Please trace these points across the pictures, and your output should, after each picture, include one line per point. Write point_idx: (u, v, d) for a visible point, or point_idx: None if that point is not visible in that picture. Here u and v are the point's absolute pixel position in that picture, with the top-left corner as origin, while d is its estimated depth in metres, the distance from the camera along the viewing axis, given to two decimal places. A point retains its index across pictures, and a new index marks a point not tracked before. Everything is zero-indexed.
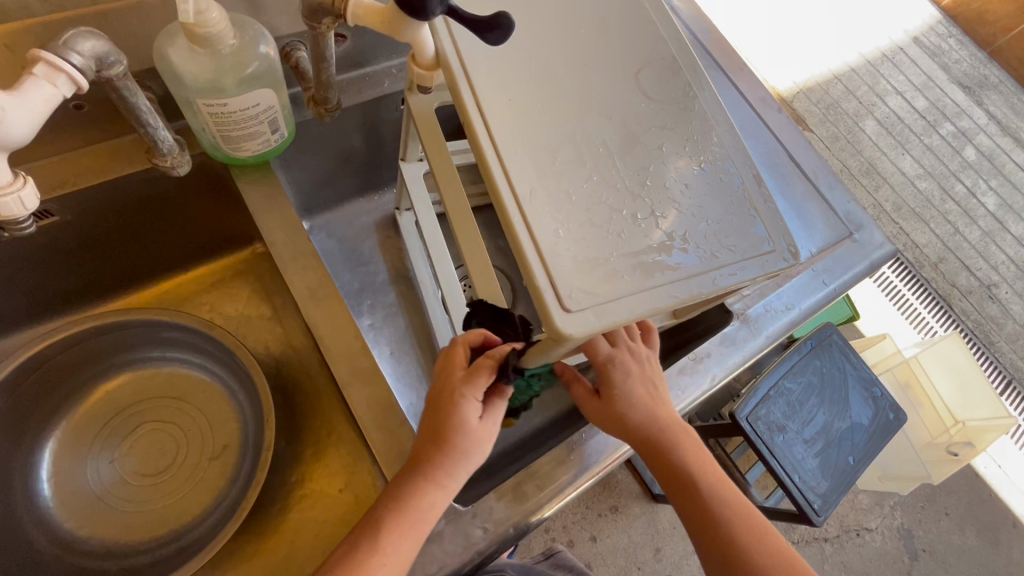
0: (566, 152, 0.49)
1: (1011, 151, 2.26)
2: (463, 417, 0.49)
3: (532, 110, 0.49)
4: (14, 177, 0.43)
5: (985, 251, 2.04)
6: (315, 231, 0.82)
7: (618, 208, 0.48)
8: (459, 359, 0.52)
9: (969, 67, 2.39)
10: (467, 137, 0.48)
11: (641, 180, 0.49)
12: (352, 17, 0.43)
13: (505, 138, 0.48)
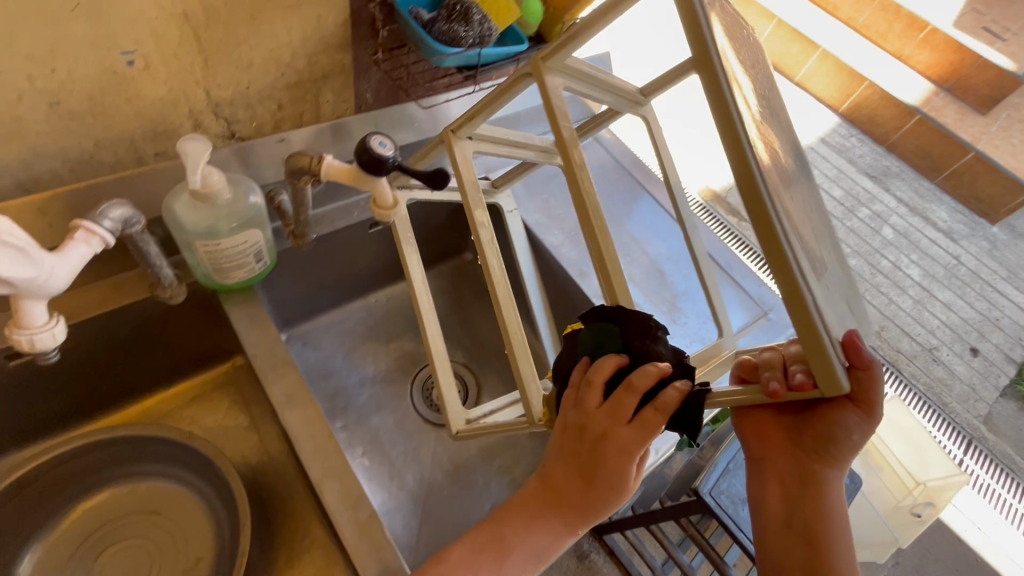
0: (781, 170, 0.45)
1: (923, 228, 2.53)
2: (624, 483, 0.49)
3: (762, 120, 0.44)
4: (49, 318, 0.51)
5: (919, 318, 2.22)
6: (292, 341, 0.90)
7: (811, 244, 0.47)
8: (630, 410, 0.46)
9: (872, 160, 2.76)
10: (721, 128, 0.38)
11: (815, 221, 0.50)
12: (325, 174, 0.54)
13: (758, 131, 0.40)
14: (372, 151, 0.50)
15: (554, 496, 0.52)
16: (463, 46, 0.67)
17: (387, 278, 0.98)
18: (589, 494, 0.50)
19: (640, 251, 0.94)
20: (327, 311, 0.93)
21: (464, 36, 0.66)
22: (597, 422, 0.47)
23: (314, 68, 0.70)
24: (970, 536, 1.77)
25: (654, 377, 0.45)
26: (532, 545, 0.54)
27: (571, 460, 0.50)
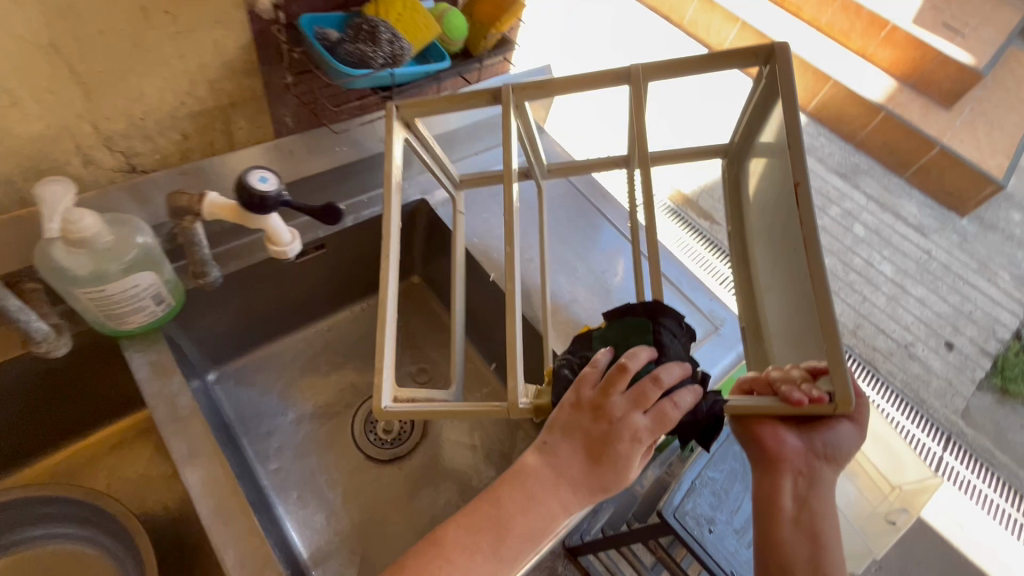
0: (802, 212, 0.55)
1: (895, 224, 2.50)
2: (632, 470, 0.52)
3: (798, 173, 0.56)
4: None
5: (894, 314, 2.18)
6: (224, 379, 0.86)
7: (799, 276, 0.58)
8: (653, 399, 0.52)
9: (841, 158, 2.75)
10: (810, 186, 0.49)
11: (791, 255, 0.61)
12: (208, 211, 0.55)
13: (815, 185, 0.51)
14: (253, 190, 0.52)
15: (563, 475, 0.53)
16: (375, 66, 0.63)
17: (325, 307, 0.93)
18: (596, 473, 0.52)
19: (586, 269, 0.91)
20: (262, 345, 0.89)
21: (375, 56, 0.63)
22: (619, 404, 0.52)
23: (218, 97, 0.66)
24: (958, 538, 1.65)
25: (677, 375, 0.53)
26: (530, 529, 0.53)
27: (582, 437, 0.53)
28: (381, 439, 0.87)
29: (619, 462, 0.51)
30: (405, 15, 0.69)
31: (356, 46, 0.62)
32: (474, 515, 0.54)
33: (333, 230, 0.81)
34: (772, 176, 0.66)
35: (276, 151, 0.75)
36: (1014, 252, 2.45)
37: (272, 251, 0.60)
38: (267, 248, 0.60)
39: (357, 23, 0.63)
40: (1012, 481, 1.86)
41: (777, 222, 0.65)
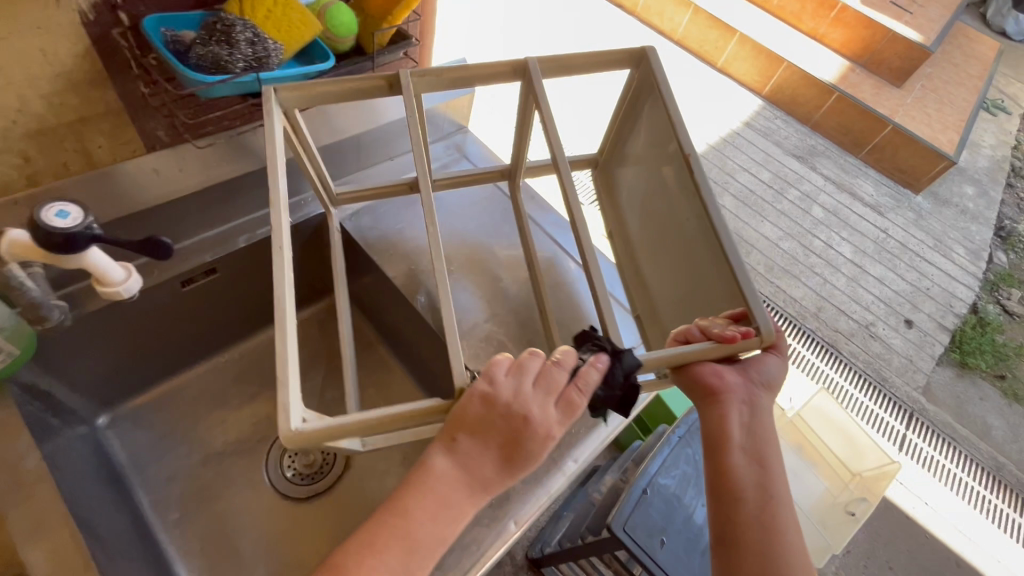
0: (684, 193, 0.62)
1: (851, 205, 2.43)
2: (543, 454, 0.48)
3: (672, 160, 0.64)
4: None
5: (855, 294, 2.08)
6: (116, 423, 0.78)
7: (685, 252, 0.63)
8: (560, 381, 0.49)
9: (798, 141, 2.67)
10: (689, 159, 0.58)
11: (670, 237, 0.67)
12: (12, 251, 0.53)
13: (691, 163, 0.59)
14: (50, 229, 0.49)
15: (470, 470, 0.48)
16: (234, 70, 0.56)
17: (231, 335, 0.85)
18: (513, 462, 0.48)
19: (511, 280, 0.85)
20: (160, 381, 0.81)
21: (232, 60, 0.55)
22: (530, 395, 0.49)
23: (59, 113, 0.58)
24: (919, 514, 1.61)
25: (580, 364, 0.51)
26: (435, 530, 0.48)
27: (496, 433, 0.47)
28: (300, 476, 0.80)
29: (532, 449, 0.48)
30: (277, 13, 0.62)
31: (210, 49, 0.55)
32: (378, 531, 0.47)
33: (222, 252, 0.72)
34: (648, 175, 0.72)
35: (138, 169, 0.65)
36: (967, 226, 2.46)
37: (103, 293, 0.60)
38: (95, 288, 0.60)
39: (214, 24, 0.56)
40: (976, 455, 1.75)
41: (654, 215, 0.71)
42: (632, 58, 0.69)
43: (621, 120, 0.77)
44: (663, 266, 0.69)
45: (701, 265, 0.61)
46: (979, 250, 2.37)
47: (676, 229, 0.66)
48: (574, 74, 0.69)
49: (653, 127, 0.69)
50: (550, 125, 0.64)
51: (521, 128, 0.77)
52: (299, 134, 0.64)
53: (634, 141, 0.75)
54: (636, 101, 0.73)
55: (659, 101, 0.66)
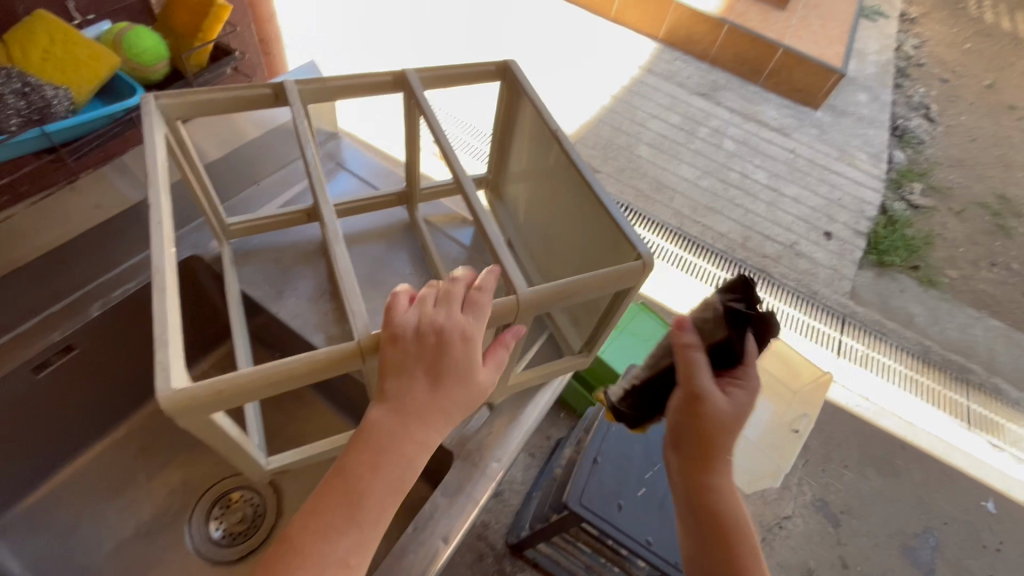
0: (565, 183, 0.67)
1: (759, 132, 2.47)
2: (471, 366, 0.48)
3: (551, 159, 0.69)
4: None
5: (775, 218, 2.12)
6: (4, 534, 0.69)
7: (580, 232, 0.67)
8: (479, 335, 0.48)
9: (699, 78, 2.67)
10: (566, 150, 0.64)
11: (563, 227, 0.70)
12: None
13: (570, 153, 0.64)
14: None
15: (400, 414, 0.47)
16: (9, 128, 0.55)
17: (120, 408, 0.78)
18: (452, 401, 0.48)
19: (410, 286, 0.79)
20: (47, 476, 0.73)
21: (3, 119, 0.55)
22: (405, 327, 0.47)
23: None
24: (865, 410, 1.62)
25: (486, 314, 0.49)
26: (388, 477, 0.47)
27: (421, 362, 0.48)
28: (231, 536, 0.75)
29: (458, 383, 0.48)
30: (57, 53, 0.61)
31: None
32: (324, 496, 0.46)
33: (73, 326, 0.65)
34: (534, 182, 0.75)
35: None
36: (865, 132, 2.57)
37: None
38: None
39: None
40: (903, 344, 1.82)
41: (545, 207, 0.74)
42: (499, 71, 0.71)
43: (500, 138, 0.80)
44: (563, 262, 0.72)
45: (594, 239, 0.64)
46: (879, 153, 2.48)
47: (568, 221, 0.69)
48: (451, 86, 0.70)
49: (530, 136, 0.73)
50: (439, 128, 0.64)
51: (411, 145, 0.76)
52: (185, 148, 0.61)
53: (514, 161, 0.80)
54: (510, 115, 0.76)
55: (530, 106, 0.70)
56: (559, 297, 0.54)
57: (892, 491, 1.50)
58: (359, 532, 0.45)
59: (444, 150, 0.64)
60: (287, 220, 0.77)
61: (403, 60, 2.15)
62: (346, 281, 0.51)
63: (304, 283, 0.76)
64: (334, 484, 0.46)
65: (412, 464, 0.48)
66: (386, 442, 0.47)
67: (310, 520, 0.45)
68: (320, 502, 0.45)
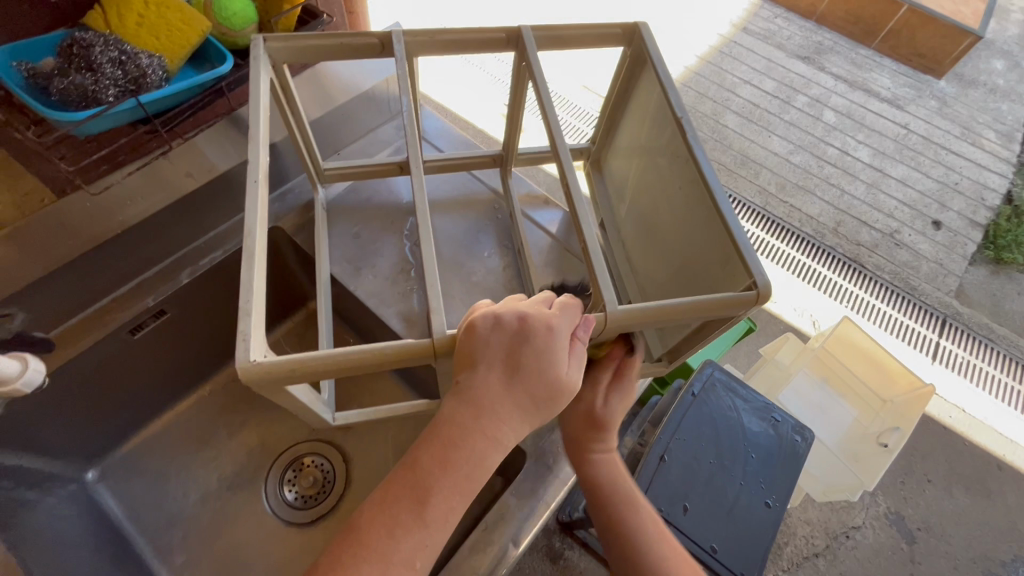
0: (676, 169, 0.60)
1: (867, 102, 2.19)
2: (555, 366, 0.46)
3: (666, 143, 0.61)
4: None
5: (876, 202, 1.90)
6: (106, 475, 0.75)
7: (682, 224, 0.60)
8: (564, 329, 0.47)
9: (802, 39, 2.37)
10: (685, 133, 0.57)
11: (665, 217, 0.63)
12: None
13: (690, 135, 0.57)
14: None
15: (478, 415, 0.45)
16: (106, 98, 0.55)
17: (204, 368, 0.81)
18: (531, 393, 0.46)
19: (487, 269, 0.75)
20: (141, 427, 0.78)
21: (101, 88, 0.55)
22: (485, 318, 0.46)
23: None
24: (958, 423, 1.46)
25: (575, 311, 0.48)
26: (460, 485, 0.44)
27: (501, 357, 0.46)
28: (302, 499, 0.78)
29: (538, 375, 0.46)
30: (151, 19, 0.60)
31: (75, 81, 0.54)
32: (390, 490, 0.44)
33: (168, 292, 0.67)
34: (643, 161, 0.68)
35: None
36: (997, 106, 2.23)
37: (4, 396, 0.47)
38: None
39: (75, 53, 0.56)
40: (1013, 353, 1.62)
41: (648, 192, 0.67)
42: (624, 34, 0.64)
43: (610, 109, 0.73)
44: (659, 253, 0.65)
45: (698, 238, 0.57)
46: (1012, 132, 2.15)
47: (671, 210, 0.62)
48: (563, 48, 0.64)
49: (647, 110, 0.65)
50: (544, 92, 0.58)
51: (512, 109, 0.71)
52: (288, 92, 0.59)
53: (622, 135, 0.73)
54: (627, 86, 0.68)
55: (654, 78, 0.62)
56: (655, 316, 0.49)
57: (980, 512, 1.36)
58: (425, 531, 0.43)
59: (546, 117, 0.58)
60: (382, 170, 0.75)
61: (481, 15, 2.04)
62: (428, 266, 0.48)
63: (378, 260, 0.74)
64: (402, 478, 0.45)
65: (484, 469, 0.45)
66: (462, 444, 0.45)
67: (377, 508, 0.44)
68: (391, 504, 0.44)
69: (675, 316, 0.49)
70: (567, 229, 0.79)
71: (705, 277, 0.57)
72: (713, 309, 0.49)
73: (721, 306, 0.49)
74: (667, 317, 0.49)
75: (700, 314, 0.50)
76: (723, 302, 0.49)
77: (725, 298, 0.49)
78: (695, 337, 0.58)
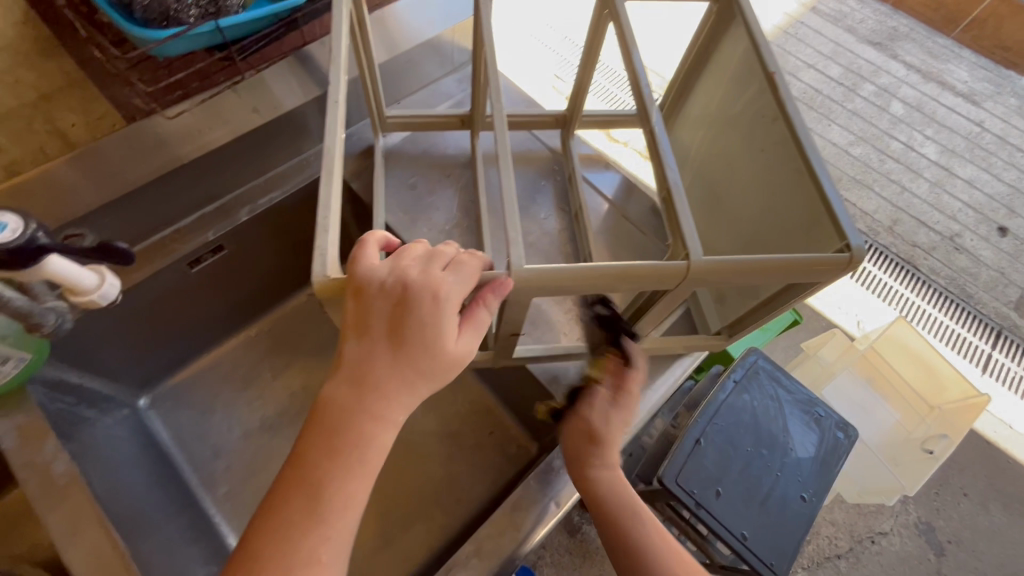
0: (758, 134, 0.57)
1: (940, 95, 2.04)
2: (438, 338, 0.39)
3: (750, 111, 0.58)
4: None
5: (938, 202, 1.80)
6: (157, 403, 0.77)
7: (760, 193, 0.57)
8: (451, 295, 0.39)
9: (875, 23, 2.20)
10: (775, 94, 0.54)
11: (738, 187, 0.60)
12: None
13: (783, 96, 0.53)
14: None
15: (361, 398, 0.39)
16: (187, 20, 0.53)
17: (255, 308, 0.82)
18: (418, 369, 0.39)
19: (542, 232, 0.74)
20: (190, 361, 0.80)
21: (182, 8, 0.53)
22: (371, 275, 0.40)
23: (18, 92, 0.60)
24: (1004, 439, 1.39)
25: (470, 273, 0.40)
26: (359, 474, 0.39)
27: (382, 322, 0.39)
28: None
29: (419, 346, 0.39)
30: None
31: None
32: (281, 490, 0.38)
33: (226, 228, 0.68)
34: (715, 128, 0.64)
35: (117, 145, 0.59)
36: None
37: (80, 302, 0.50)
38: (73, 299, 0.50)
39: None
40: None
41: (720, 160, 0.63)
42: None
43: (686, 72, 0.69)
44: (727, 226, 0.62)
45: (778, 207, 0.54)
46: None
47: (747, 179, 0.59)
48: None
49: (730, 72, 0.61)
50: (631, 38, 0.55)
51: (585, 65, 0.67)
52: (362, 27, 0.59)
53: (694, 101, 0.69)
54: (708, 47, 0.65)
55: (744, 36, 0.58)
56: (740, 270, 0.46)
57: (1018, 532, 1.30)
58: (326, 525, 0.37)
59: (629, 63, 0.54)
60: (444, 123, 0.75)
61: None
62: (507, 204, 0.46)
63: (428, 215, 0.72)
64: (289, 475, 0.39)
65: (377, 454, 0.39)
66: (356, 431, 0.39)
67: (270, 514, 0.38)
68: (280, 505, 0.38)
69: (760, 273, 0.46)
70: (627, 195, 0.77)
71: (780, 245, 0.54)
72: (811, 274, 0.46)
73: (815, 265, 0.46)
74: (753, 273, 0.46)
75: (784, 277, 0.47)
76: (818, 263, 0.46)
77: (824, 260, 0.46)
78: (762, 310, 0.56)
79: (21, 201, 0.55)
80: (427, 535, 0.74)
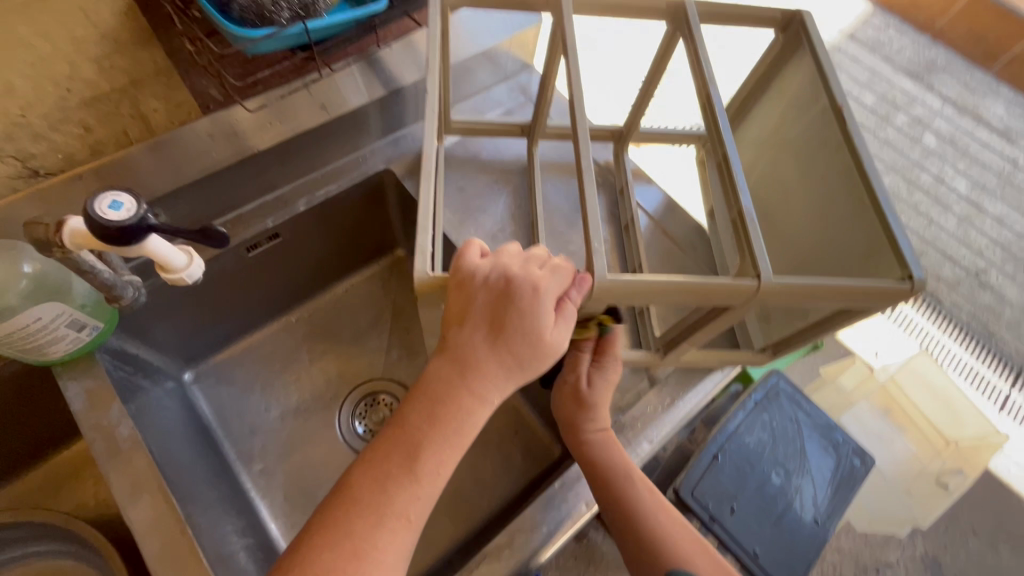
0: (822, 163, 0.59)
1: (974, 130, 2.03)
2: (535, 327, 0.46)
3: (813, 138, 0.60)
4: None
5: (965, 238, 1.79)
6: (201, 379, 0.81)
7: (817, 219, 0.59)
8: (549, 291, 0.47)
9: (913, 54, 2.19)
10: (842, 126, 0.56)
11: (793, 212, 0.62)
12: (72, 242, 0.46)
13: (851, 129, 0.56)
14: (104, 222, 0.44)
15: (465, 375, 0.46)
16: (280, 21, 0.56)
17: (298, 295, 0.85)
18: (513, 353, 0.47)
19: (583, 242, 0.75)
20: (233, 341, 0.83)
21: (277, 10, 0.56)
22: (474, 272, 0.48)
23: (110, 77, 0.64)
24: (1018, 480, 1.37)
25: (563, 275, 0.48)
26: (454, 441, 0.46)
27: (485, 311, 0.47)
28: (371, 433, 0.81)
29: (520, 333, 0.46)
30: None
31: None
32: (382, 445, 0.46)
33: (284, 217, 0.71)
34: (771, 152, 0.67)
35: (195, 134, 0.62)
36: None
37: (168, 279, 0.53)
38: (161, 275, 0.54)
39: None
40: None
41: (776, 183, 0.65)
42: (781, 21, 0.63)
43: (746, 95, 0.71)
44: (777, 249, 0.64)
45: (837, 232, 0.57)
46: None
47: (804, 203, 0.61)
48: (724, 25, 0.64)
49: (790, 100, 0.64)
50: (707, 63, 0.58)
51: (650, 84, 0.70)
52: (446, 34, 0.62)
53: (749, 124, 0.71)
54: (769, 74, 0.67)
55: (810, 64, 0.61)
56: (808, 297, 0.48)
57: None
58: (417, 485, 0.45)
59: (705, 91, 0.57)
60: (505, 130, 0.78)
61: None
62: (590, 210, 0.49)
63: (470, 217, 0.75)
64: (392, 435, 0.46)
65: (471, 425, 0.47)
66: (456, 404, 0.46)
67: (370, 466, 0.45)
68: (383, 459, 0.45)
69: (823, 298, 0.49)
70: (668, 211, 0.78)
71: (835, 268, 0.56)
72: (873, 300, 0.49)
73: (877, 295, 0.48)
74: (817, 296, 0.49)
75: (843, 302, 0.49)
76: (884, 292, 0.48)
77: (891, 289, 0.48)
78: (811, 331, 0.58)
79: (104, 179, 0.58)
80: (449, 527, 0.76)
